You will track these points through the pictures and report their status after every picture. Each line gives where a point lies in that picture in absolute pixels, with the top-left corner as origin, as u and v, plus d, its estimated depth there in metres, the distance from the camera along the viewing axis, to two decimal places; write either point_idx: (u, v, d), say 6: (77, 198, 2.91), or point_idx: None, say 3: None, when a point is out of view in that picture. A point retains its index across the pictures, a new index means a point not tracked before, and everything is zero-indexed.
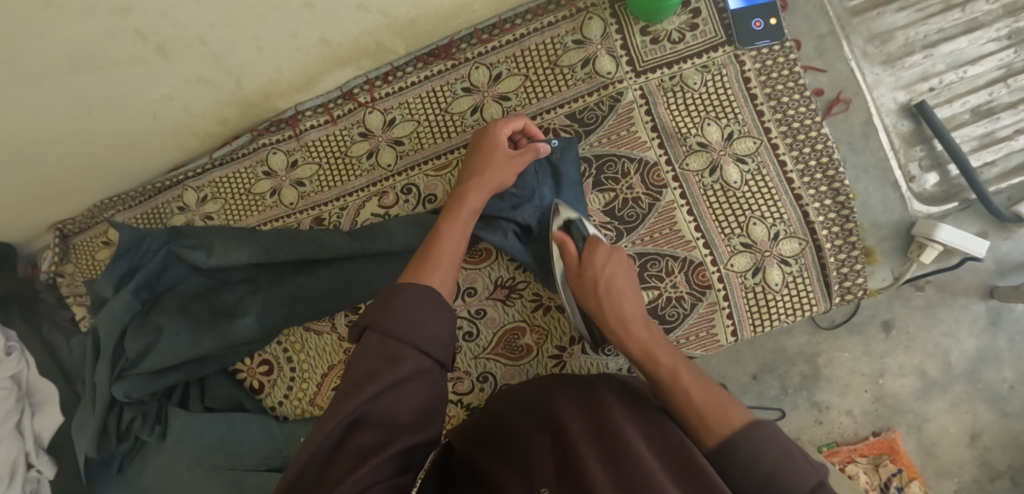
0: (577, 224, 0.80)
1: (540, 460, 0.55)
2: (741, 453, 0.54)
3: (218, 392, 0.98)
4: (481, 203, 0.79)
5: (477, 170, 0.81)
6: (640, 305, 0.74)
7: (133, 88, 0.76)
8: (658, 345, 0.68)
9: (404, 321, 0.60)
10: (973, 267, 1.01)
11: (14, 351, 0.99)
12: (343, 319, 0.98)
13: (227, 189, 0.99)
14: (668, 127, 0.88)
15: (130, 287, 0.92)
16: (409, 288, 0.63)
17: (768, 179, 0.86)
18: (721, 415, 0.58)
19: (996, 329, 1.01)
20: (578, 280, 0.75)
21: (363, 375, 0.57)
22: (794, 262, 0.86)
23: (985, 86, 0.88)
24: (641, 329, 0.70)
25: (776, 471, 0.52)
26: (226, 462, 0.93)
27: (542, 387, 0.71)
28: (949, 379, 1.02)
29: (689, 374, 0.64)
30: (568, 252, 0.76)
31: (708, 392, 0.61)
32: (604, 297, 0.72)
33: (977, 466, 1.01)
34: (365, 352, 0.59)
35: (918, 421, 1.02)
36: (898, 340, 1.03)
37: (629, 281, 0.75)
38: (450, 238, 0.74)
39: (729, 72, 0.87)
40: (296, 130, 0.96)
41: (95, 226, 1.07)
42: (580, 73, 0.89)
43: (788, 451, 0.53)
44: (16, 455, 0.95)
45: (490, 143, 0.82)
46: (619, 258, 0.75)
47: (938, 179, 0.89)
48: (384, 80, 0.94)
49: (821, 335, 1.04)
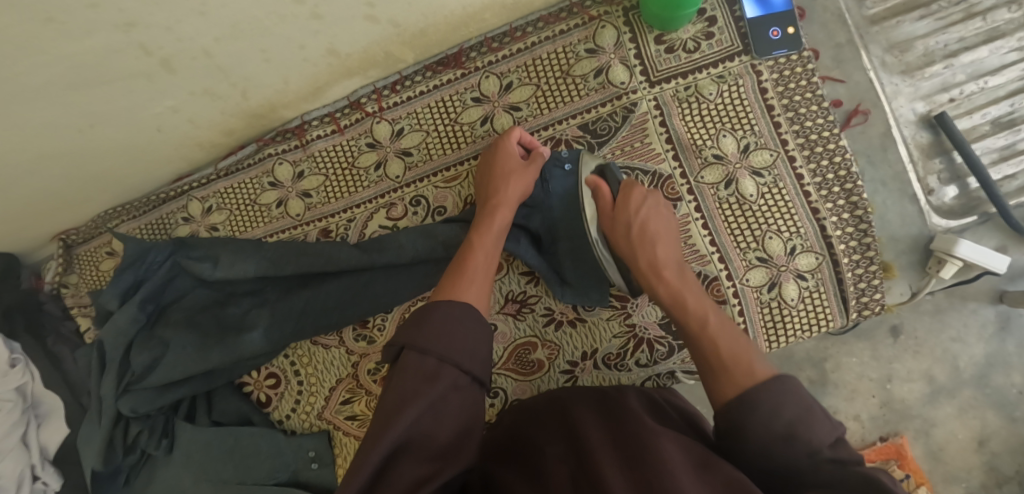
0: (611, 169, 0.84)
1: (557, 471, 0.56)
2: (762, 404, 0.54)
3: (226, 406, 0.96)
4: (508, 219, 0.79)
5: (505, 183, 0.80)
6: (675, 253, 0.77)
7: (136, 101, 0.74)
8: (688, 290, 0.71)
9: (440, 341, 0.59)
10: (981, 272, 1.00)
11: (20, 363, 0.98)
12: (351, 333, 0.94)
13: (232, 200, 0.97)
14: (683, 138, 0.86)
15: (136, 300, 0.91)
16: (443, 307, 0.62)
17: (784, 192, 0.84)
18: (745, 365, 0.59)
19: (1005, 335, 1.00)
20: (612, 222, 0.80)
21: (402, 400, 0.55)
22: (810, 276, 0.84)
23: (1006, 97, 0.86)
24: (675, 273, 0.74)
25: (794, 424, 0.53)
26: (235, 476, 0.93)
27: (558, 399, 0.71)
28: (957, 383, 1.01)
29: (716, 319, 0.66)
30: (603, 196, 0.81)
31: (733, 343, 0.63)
32: (638, 238, 0.76)
33: (984, 471, 1.00)
34: (403, 375, 0.57)
35: (926, 426, 1.01)
36: (906, 344, 1.02)
37: (664, 229, 0.78)
38: (482, 252, 0.74)
39: (746, 82, 0.85)
40: (302, 140, 0.94)
41: (98, 236, 1.04)
42: (592, 82, 0.87)
43: (808, 407, 0.54)
44: (22, 467, 0.95)
45: (500, 156, 0.82)
46: (654, 203, 0.79)
47: (957, 192, 0.87)
48: (393, 89, 0.91)
49: (829, 341, 1.03)
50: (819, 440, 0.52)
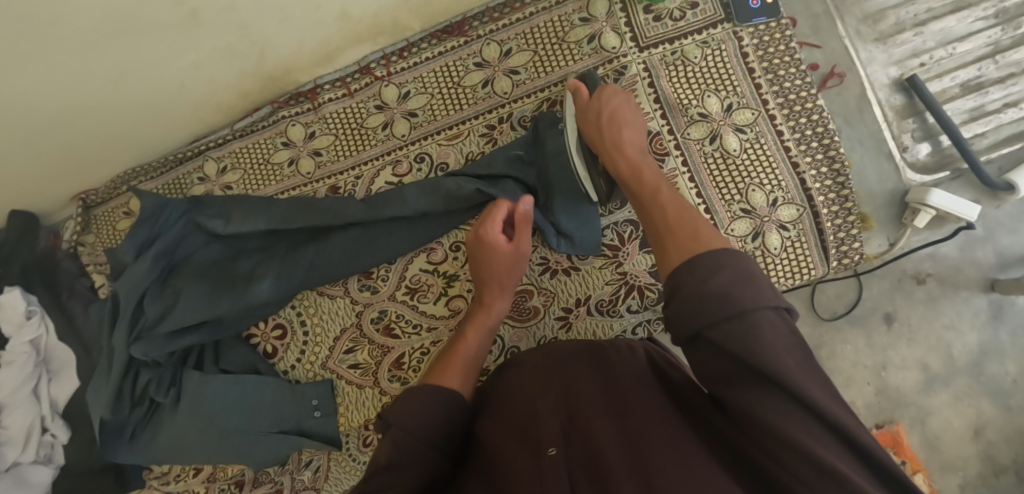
0: (591, 76, 0.91)
1: (549, 424, 0.60)
2: (705, 263, 0.55)
3: (234, 356, 1.00)
4: (500, 308, 0.86)
5: (498, 278, 0.86)
6: (639, 139, 0.83)
7: (164, 54, 0.80)
8: (645, 167, 0.77)
9: (423, 426, 0.65)
10: (974, 262, 1.13)
11: (35, 315, 1.04)
12: (355, 284, 0.99)
13: (247, 159, 1.03)
14: (669, 98, 0.91)
15: (151, 253, 0.95)
16: (431, 395, 0.68)
17: (766, 147, 0.90)
18: (693, 237, 0.60)
19: (998, 323, 1.12)
20: (585, 109, 0.85)
21: (390, 475, 0.61)
22: (792, 227, 0.89)
23: (974, 61, 0.92)
24: (635, 154, 0.80)
25: (729, 286, 0.52)
26: (239, 425, 0.96)
27: (547, 352, 0.73)
28: (952, 372, 1.12)
29: (667, 193, 0.71)
30: (580, 95, 0.87)
31: (687, 222, 0.64)
32: (607, 124, 0.83)
33: (980, 459, 1.10)
34: (395, 447, 0.63)
35: (922, 415, 1.13)
36: (901, 332, 1.14)
37: (632, 118, 0.84)
38: (472, 345, 0.82)
39: (728, 47, 0.91)
40: (314, 103, 1.00)
41: (118, 196, 1.10)
42: (586, 48, 0.94)
43: (750, 274, 0.53)
44: (32, 418, 1.01)
45: (493, 248, 0.85)
46: (624, 99, 0.86)
47: (931, 149, 0.91)
48: (400, 55, 0.98)
49: (824, 327, 1.16)
50: (756, 302, 0.51)
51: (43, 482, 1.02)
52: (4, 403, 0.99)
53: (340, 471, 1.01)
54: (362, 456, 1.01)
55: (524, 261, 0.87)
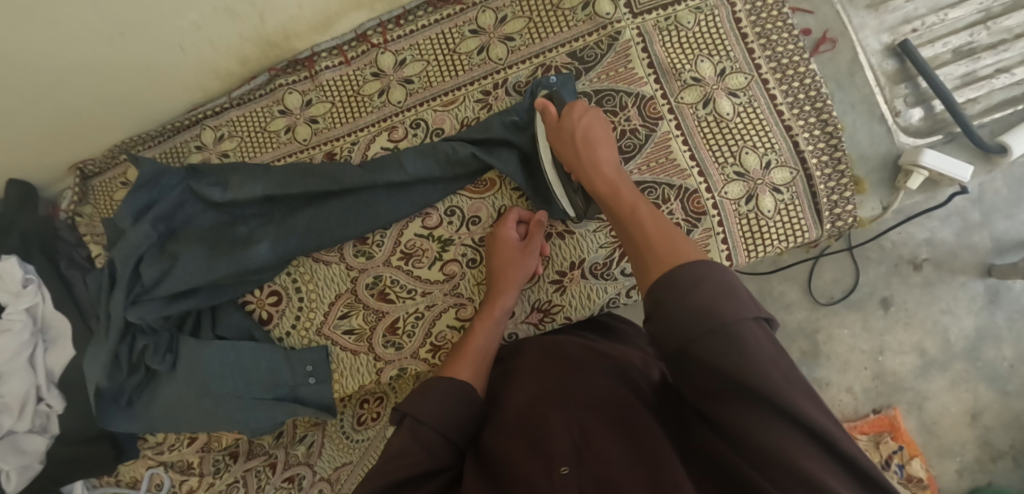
0: (559, 94, 0.89)
1: (561, 437, 0.57)
2: (684, 280, 0.51)
3: (230, 322, 1.00)
4: (509, 302, 0.87)
5: (505, 276, 0.87)
6: (614, 155, 0.80)
7: (163, 13, 0.81)
8: (622, 182, 0.73)
9: (433, 413, 0.66)
10: (972, 246, 1.18)
11: (32, 284, 1.04)
12: (351, 249, 0.99)
13: (244, 127, 1.04)
14: (663, 63, 0.92)
15: (148, 218, 0.96)
16: (443, 382, 0.70)
17: (759, 111, 0.90)
18: (670, 249, 0.57)
19: (994, 307, 1.18)
20: (557, 130, 0.82)
21: (397, 454, 0.61)
22: (786, 190, 0.89)
23: (966, 28, 0.93)
24: (610, 170, 0.76)
25: (710, 302, 0.49)
26: (235, 390, 0.97)
27: (561, 362, 0.71)
28: (948, 357, 1.18)
29: (646, 207, 0.67)
30: (548, 114, 0.84)
31: (665, 234, 0.61)
32: (581, 143, 0.79)
33: (978, 445, 1.16)
34: (403, 437, 0.64)
35: (919, 399, 1.18)
36: (897, 316, 1.20)
37: (605, 134, 0.81)
38: (482, 337, 0.82)
39: (721, 13, 0.92)
40: (312, 71, 1.01)
41: (116, 166, 1.11)
42: (580, 14, 0.94)
43: (731, 287, 0.50)
44: (28, 388, 1.01)
45: (500, 248, 0.89)
46: (595, 114, 0.82)
47: (923, 115, 0.92)
48: (396, 23, 0.99)
49: (821, 311, 1.21)
50: (735, 314, 0.48)
51: (39, 451, 1.03)
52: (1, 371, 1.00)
53: (334, 449, 1.02)
54: (356, 435, 1.02)
55: (532, 259, 0.89)
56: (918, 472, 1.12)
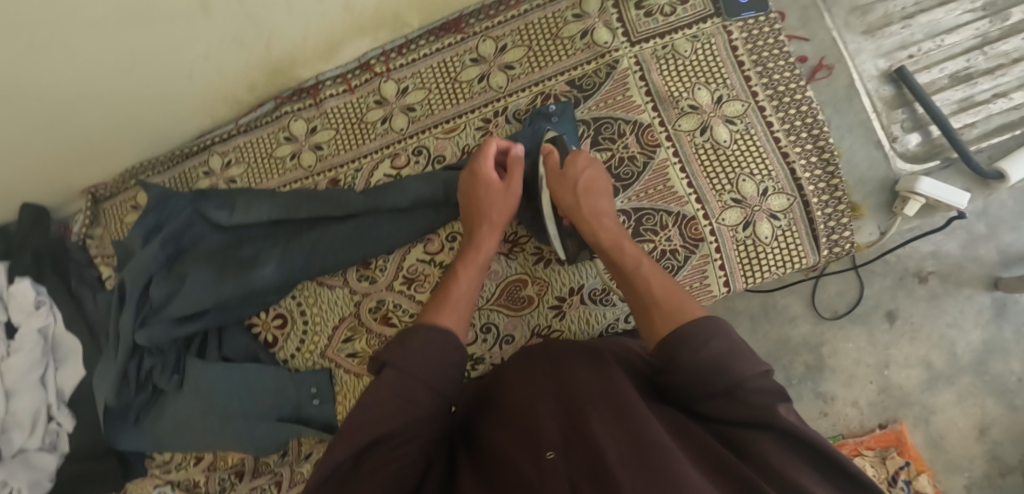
0: (562, 140, 0.91)
1: (547, 426, 0.59)
2: (695, 337, 0.59)
3: (235, 343, 1.02)
4: (492, 242, 0.85)
5: (483, 210, 0.85)
6: (613, 209, 0.85)
7: (173, 45, 0.82)
8: (624, 238, 0.80)
9: (417, 365, 0.63)
10: (978, 259, 1.18)
11: (44, 305, 1.07)
12: (354, 274, 1.01)
13: (251, 153, 1.06)
14: (660, 91, 0.93)
15: (159, 240, 0.98)
16: (427, 331, 0.66)
17: (756, 138, 0.91)
18: (679, 307, 0.65)
19: (1002, 321, 1.17)
20: (559, 180, 0.85)
21: (378, 406, 0.60)
22: (782, 217, 0.90)
23: (962, 53, 0.93)
24: (611, 224, 0.82)
25: (722, 356, 0.57)
26: (239, 410, 0.98)
27: (543, 352, 0.73)
28: (955, 370, 1.18)
29: (649, 266, 0.74)
30: (552, 160, 0.87)
31: (670, 294, 0.68)
32: (584, 195, 0.83)
33: (986, 459, 1.16)
34: (381, 389, 0.62)
35: (925, 413, 1.18)
36: (903, 329, 1.19)
37: (607, 188, 0.85)
38: (464, 278, 0.80)
39: (718, 41, 0.93)
40: (316, 98, 1.03)
41: (126, 191, 1.15)
42: (579, 43, 0.96)
43: (734, 344, 0.58)
44: (39, 406, 1.05)
45: (481, 182, 0.87)
46: (598, 167, 0.86)
47: (920, 140, 0.93)
48: (399, 52, 1.01)
49: (825, 325, 1.20)
50: (744, 370, 0.56)
51: (48, 468, 1.04)
52: (10, 390, 1.03)
53: None
54: None
55: (513, 200, 0.87)
56: (924, 488, 1.13)
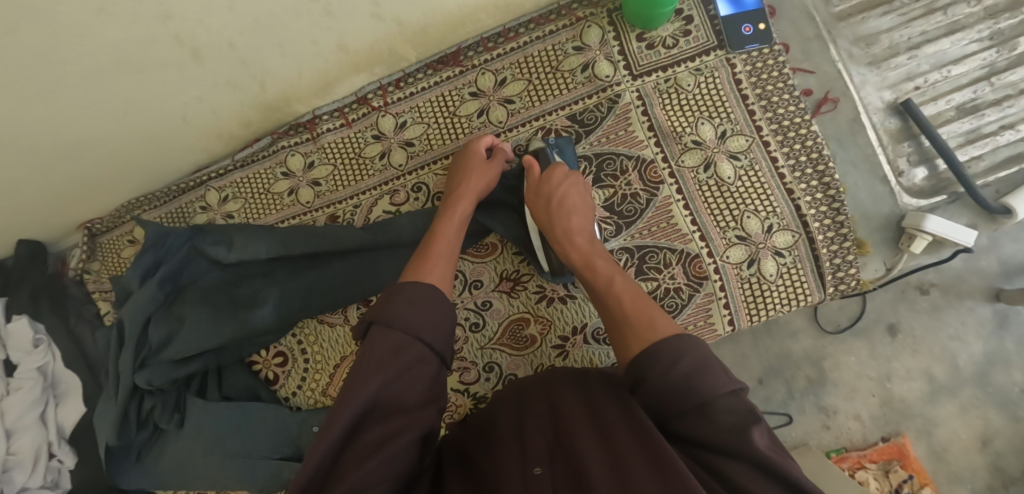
0: (545, 152, 0.90)
1: (533, 443, 0.59)
2: (664, 357, 0.58)
3: (236, 382, 1.01)
4: (470, 209, 0.84)
5: (467, 178, 0.86)
6: (589, 224, 0.82)
7: (166, 91, 0.81)
8: (597, 256, 0.77)
9: (405, 315, 0.63)
10: (978, 271, 1.09)
11: (42, 343, 1.06)
12: (355, 312, 1.01)
13: (248, 189, 1.05)
14: (663, 126, 0.92)
15: (155, 281, 0.96)
16: (412, 285, 0.66)
17: (760, 175, 0.90)
18: (649, 322, 0.64)
19: (1003, 333, 1.08)
20: (536, 193, 0.84)
21: (369, 360, 0.59)
22: (787, 254, 0.89)
23: (969, 84, 0.92)
24: (586, 240, 0.79)
25: (691, 375, 0.56)
26: (241, 450, 0.98)
27: (543, 376, 0.73)
28: (958, 382, 1.08)
29: (621, 282, 0.72)
30: (533, 174, 0.85)
31: (641, 307, 0.67)
32: (557, 210, 0.81)
33: (990, 471, 1.07)
34: (371, 345, 0.61)
35: (928, 426, 1.09)
36: (904, 343, 1.10)
37: (583, 204, 0.83)
38: (445, 238, 0.79)
39: (721, 74, 0.91)
40: (313, 133, 1.02)
41: (122, 225, 1.13)
42: (579, 76, 0.94)
43: (706, 360, 0.57)
44: (40, 444, 1.02)
45: (468, 157, 0.89)
46: (575, 181, 0.84)
47: (926, 174, 0.92)
48: (396, 85, 0.99)
49: (827, 339, 1.11)
50: (715, 389, 0.55)
51: None
52: (10, 429, 1.00)
53: None
54: None
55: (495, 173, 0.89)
56: None
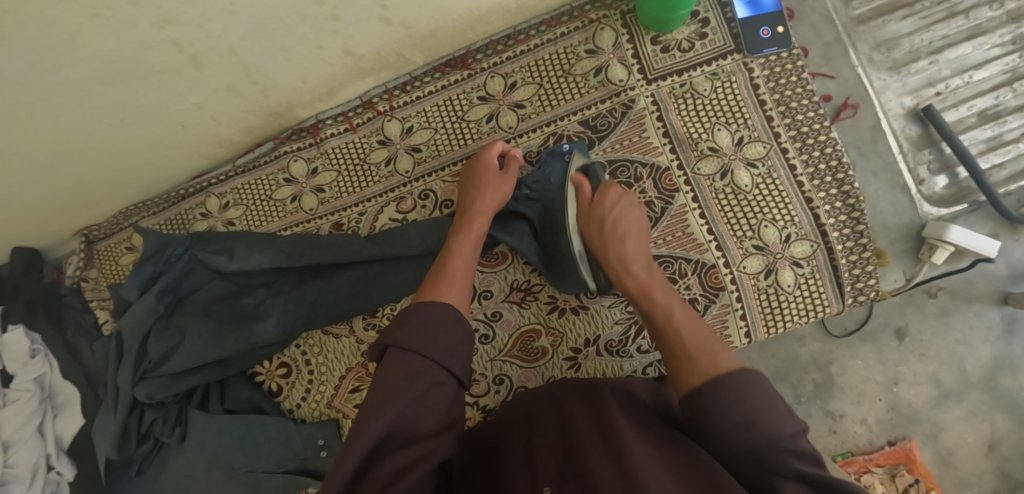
0: (595, 169, 0.87)
1: (545, 462, 0.56)
2: (728, 392, 0.56)
3: (239, 395, 0.99)
4: (485, 224, 0.83)
5: (480, 191, 0.84)
6: (645, 248, 0.80)
7: (163, 98, 0.78)
8: (654, 284, 0.74)
9: (420, 340, 0.61)
10: (986, 274, 1.01)
11: (39, 353, 1.02)
12: (361, 322, 0.98)
13: (249, 195, 1.02)
14: (679, 132, 0.89)
15: (154, 291, 0.94)
16: (429, 308, 0.64)
17: (778, 183, 0.88)
18: (710, 355, 0.61)
19: (1011, 338, 1.01)
20: (587, 215, 0.83)
21: (386, 386, 0.57)
22: (806, 264, 0.87)
23: (990, 90, 0.89)
24: (642, 266, 0.77)
25: (755, 415, 0.54)
26: (244, 464, 0.95)
27: (547, 394, 0.71)
28: (965, 387, 1.01)
29: (682, 313, 0.69)
30: (582, 193, 0.84)
31: (696, 333, 0.65)
32: (610, 233, 0.80)
33: (996, 476, 1.00)
34: (387, 370, 0.59)
35: (934, 431, 1.01)
36: (912, 347, 1.02)
37: (636, 226, 0.80)
38: (461, 254, 0.77)
39: (738, 79, 0.89)
40: (317, 138, 0.99)
41: (120, 232, 1.10)
42: (592, 81, 0.91)
43: (771, 400, 0.55)
44: (38, 457, 0.97)
45: (479, 166, 0.87)
46: (628, 202, 0.82)
47: (947, 182, 0.90)
48: (403, 89, 0.97)
49: (834, 343, 1.04)
50: (778, 430, 0.54)
51: None
52: (7, 442, 0.94)
53: None
54: None
55: (510, 185, 0.87)
56: None
